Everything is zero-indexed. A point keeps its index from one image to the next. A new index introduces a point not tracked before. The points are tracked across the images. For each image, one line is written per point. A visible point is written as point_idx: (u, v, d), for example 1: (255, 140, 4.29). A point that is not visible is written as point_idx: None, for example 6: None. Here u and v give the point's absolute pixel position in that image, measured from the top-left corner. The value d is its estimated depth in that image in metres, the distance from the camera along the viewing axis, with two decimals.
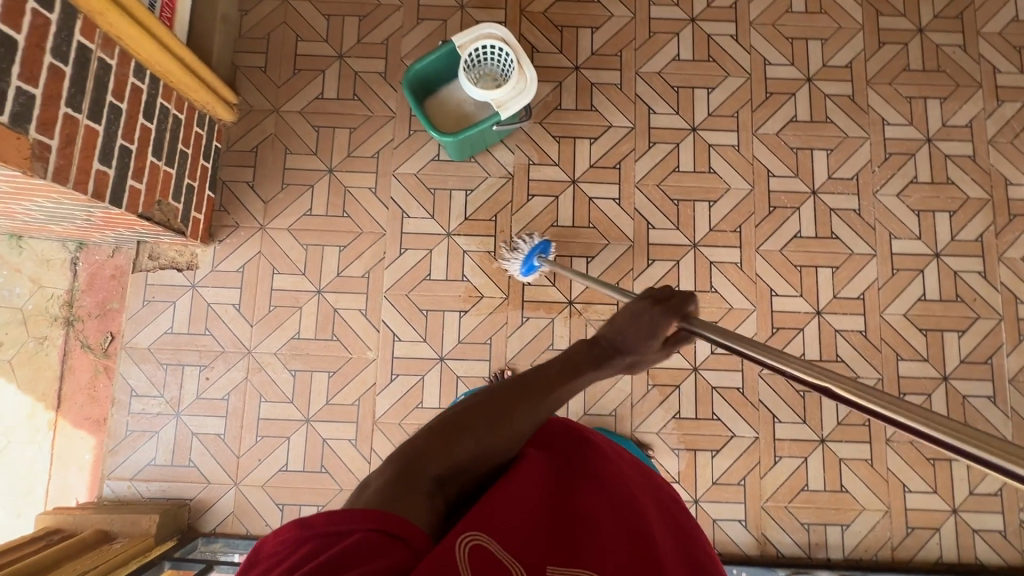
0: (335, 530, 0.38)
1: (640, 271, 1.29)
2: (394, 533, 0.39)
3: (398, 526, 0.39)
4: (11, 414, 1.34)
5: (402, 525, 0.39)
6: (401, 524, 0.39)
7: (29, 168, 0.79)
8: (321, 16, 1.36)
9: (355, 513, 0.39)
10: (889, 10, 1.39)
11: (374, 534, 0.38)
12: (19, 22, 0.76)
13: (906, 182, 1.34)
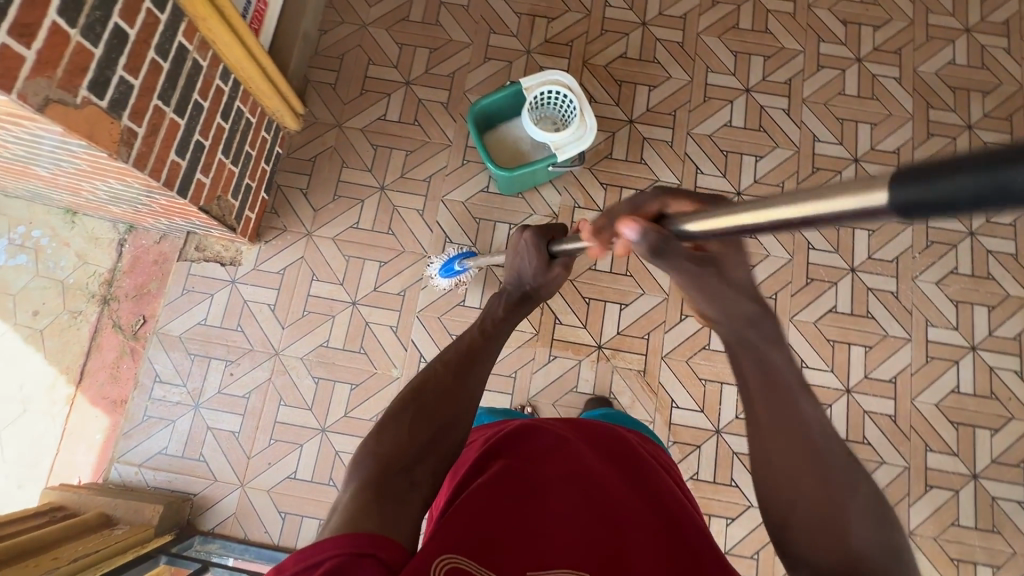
0: (308, 564, 0.41)
1: (672, 325, 1.29)
2: (366, 549, 0.42)
3: (368, 543, 0.43)
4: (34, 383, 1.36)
5: (373, 541, 0.43)
6: (372, 540, 0.43)
7: (115, 152, 0.83)
8: (395, 44, 1.43)
9: (325, 543, 0.42)
10: (940, 105, 1.43)
11: (348, 556, 0.42)
12: (134, 18, 0.82)
13: (946, 271, 1.34)
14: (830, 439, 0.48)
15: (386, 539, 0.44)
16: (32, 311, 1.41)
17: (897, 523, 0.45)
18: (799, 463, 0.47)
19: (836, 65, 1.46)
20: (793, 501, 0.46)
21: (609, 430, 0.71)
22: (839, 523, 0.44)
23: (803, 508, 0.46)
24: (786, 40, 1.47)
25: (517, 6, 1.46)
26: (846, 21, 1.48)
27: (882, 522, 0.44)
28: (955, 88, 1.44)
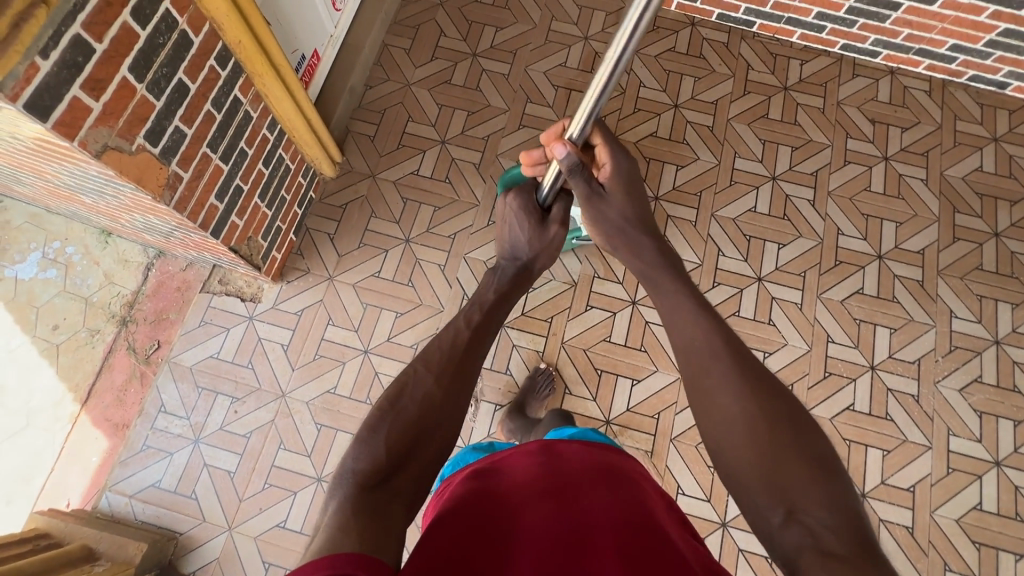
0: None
1: (683, 406, 1.27)
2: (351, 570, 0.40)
3: (352, 565, 0.40)
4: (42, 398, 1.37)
5: (355, 561, 0.41)
6: (355, 561, 0.41)
7: (160, 194, 0.87)
8: (435, 104, 1.50)
9: (305, 567, 0.39)
10: (966, 210, 1.45)
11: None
12: (197, 74, 0.87)
13: (970, 379, 1.31)
14: (754, 375, 0.57)
15: (368, 559, 0.42)
16: (52, 325, 1.43)
17: (819, 434, 0.52)
18: (735, 407, 0.55)
19: (863, 162, 1.48)
20: (732, 445, 0.54)
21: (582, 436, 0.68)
22: (768, 448, 0.52)
23: (740, 446, 0.53)
24: (814, 133, 1.50)
25: (555, 78, 1.53)
26: (874, 121, 1.52)
27: (801, 441, 0.52)
28: (982, 195, 1.46)
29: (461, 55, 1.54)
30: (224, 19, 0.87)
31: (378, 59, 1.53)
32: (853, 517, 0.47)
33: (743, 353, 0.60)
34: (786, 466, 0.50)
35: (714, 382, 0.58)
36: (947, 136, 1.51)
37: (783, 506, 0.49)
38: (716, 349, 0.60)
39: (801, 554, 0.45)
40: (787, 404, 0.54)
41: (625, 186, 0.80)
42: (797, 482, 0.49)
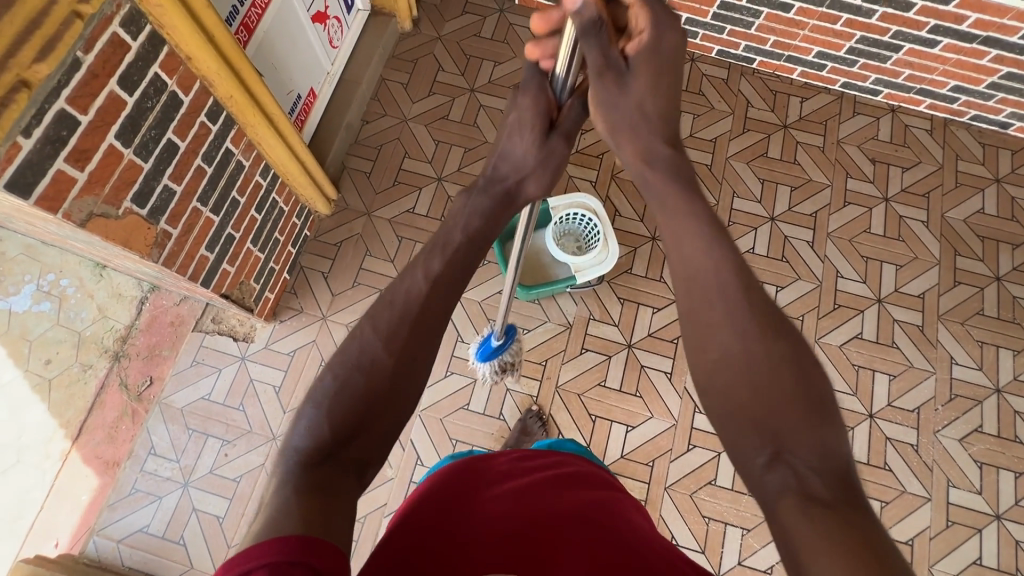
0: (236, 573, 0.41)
1: (678, 454, 1.25)
2: (298, 557, 0.42)
3: (298, 551, 0.43)
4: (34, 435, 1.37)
5: (305, 548, 0.43)
6: (305, 546, 0.43)
7: (147, 253, 0.86)
8: (432, 140, 1.49)
9: (253, 551, 0.42)
10: (967, 253, 1.43)
11: (276, 564, 0.41)
12: (186, 132, 0.86)
13: (970, 428, 1.29)
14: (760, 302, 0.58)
15: (320, 545, 0.44)
16: (46, 359, 1.42)
17: (815, 372, 0.55)
18: (741, 348, 0.55)
19: (863, 203, 1.47)
20: (731, 387, 0.55)
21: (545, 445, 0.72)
22: (771, 390, 0.53)
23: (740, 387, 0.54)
24: (813, 173, 1.49)
25: None
26: (875, 160, 1.51)
27: (799, 386, 0.54)
28: (983, 237, 1.44)
29: (458, 90, 1.53)
30: (215, 76, 0.87)
31: (375, 93, 1.52)
32: (840, 461, 0.51)
33: (752, 288, 0.58)
34: (782, 410, 0.53)
35: (719, 321, 0.57)
36: (949, 177, 1.50)
37: (770, 445, 0.52)
38: (728, 286, 0.58)
39: (785, 497, 0.50)
40: (787, 344, 0.55)
41: (650, 66, 0.66)
42: (789, 427, 0.52)
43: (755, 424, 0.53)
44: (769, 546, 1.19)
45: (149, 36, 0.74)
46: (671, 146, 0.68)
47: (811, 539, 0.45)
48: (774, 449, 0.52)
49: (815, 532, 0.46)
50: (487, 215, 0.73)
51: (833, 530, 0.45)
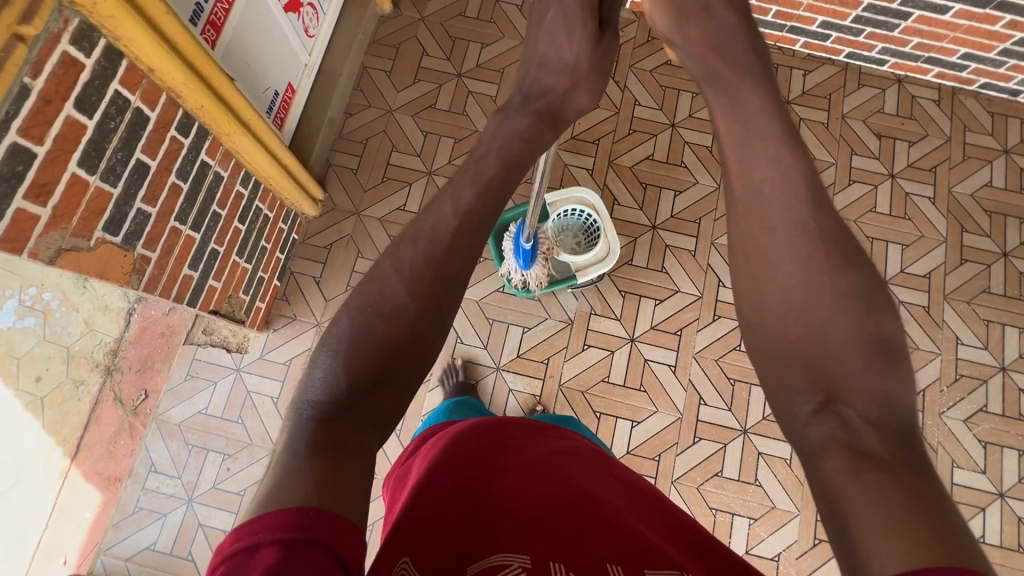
0: (250, 546, 0.38)
1: (684, 447, 1.25)
2: (317, 537, 0.40)
3: (317, 530, 0.40)
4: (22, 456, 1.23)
5: (325, 526, 0.41)
6: (324, 524, 0.41)
7: (126, 281, 0.81)
8: (420, 131, 1.42)
9: (269, 523, 0.40)
10: (974, 229, 1.39)
11: (293, 542, 0.38)
12: (156, 150, 0.80)
13: (975, 408, 1.28)
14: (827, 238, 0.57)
15: (340, 525, 0.41)
16: (34, 378, 1.22)
17: (884, 318, 0.54)
18: (816, 278, 0.56)
19: (869, 180, 1.42)
20: (786, 320, 0.56)
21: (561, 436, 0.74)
22: (842, 323, 0.54)
23: (791, 321, 0.56)
24: (817, 151, 1.44)
25: None
26: (880, 135, 1.45)
27: (867, 324, 0.54)
28: (991, 212, 1.40)
29: (445, 76, 1.46)
30: (183, 87, 0.80)
31: (358, 83, 1.45)
32: (902, 419, 0.50)
33: (825, 222, 0.58)
34: (846, 345, 0.53)
35: (801, 249, 0.57)
36: (956, 149, 1.45)
37: (823, 382, 0.53)
38: (799, 217, 0.57)
39: (829, 449, 0.50)
40: (856, 280, 0.55)
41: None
42: (845, 361, 0.53)
43: (815, 358, 0.54)
44: (777, 535, 1.20)
45: (105, 50, 0.68)
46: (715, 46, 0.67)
47: (859, 484, 0.45)
48: (825, 386, 0.53)
49: (863, 478, 0.45)
50: (527, 132, 0.76)
51: (883, 479, 0.45)
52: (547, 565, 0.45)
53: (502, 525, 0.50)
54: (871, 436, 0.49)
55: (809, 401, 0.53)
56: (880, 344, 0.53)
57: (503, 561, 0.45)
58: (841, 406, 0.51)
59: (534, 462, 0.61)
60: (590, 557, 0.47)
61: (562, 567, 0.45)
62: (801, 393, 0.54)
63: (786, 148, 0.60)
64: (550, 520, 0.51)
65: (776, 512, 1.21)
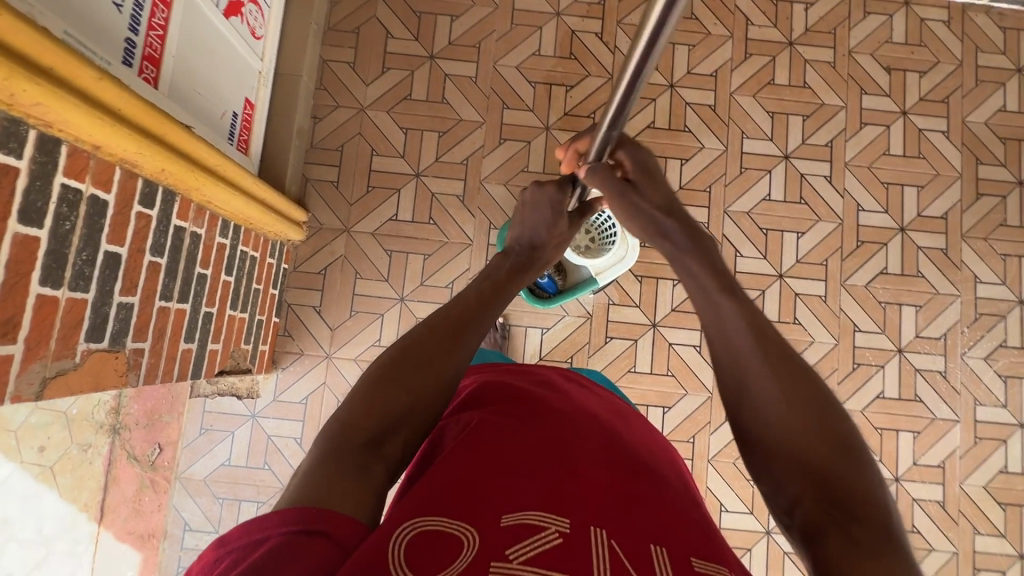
0: (254, 539, 0.41)
1: (717, 425, 1.25)
2: (315, 527, 0.42)
3: (314, 520, 0.43)
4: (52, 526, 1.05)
5: (324, 517, 0.43)
6: (320, 516, 0.43)
7: (123, 382, 0.73)
8: (398, 128, 1.29)
9: (270, 519, 0.42)
10: (989, 159, 1.34)
11: (291, 535, 0.41)
12: (124, 234, 0.70)
13: (994, 345, 1.29)
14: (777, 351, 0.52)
15: (337, 514, 0.44)
16: (38, 447, 0.99)
17: (839, 418, 0.48)
18: (767, 391, 0.50)
19: (880, 121, 1.34)
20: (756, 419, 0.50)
21: (614, 408, 0.69)
22: (802, 431, 0.48)
23: (763, 424, 0.50)
24: (826, 95, 1.35)
25: (531, 73, 1.30)
26: (890, 69, 1.35)
27: (834, 427, 0.47)
28: (1005, 139, 1.34)
29: (416, 60, 1.30)
30: (138, 155, 0.69)
31: (320, 80, 1.29)
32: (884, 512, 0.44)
33: (768, 344, 0.52)
34: (810, 452, 0.47)
35: (747, 370, 0.52)
36: (969, 74, 1.36)
37: (803, 483, 0.47)
38: (738, 343, 0.53)
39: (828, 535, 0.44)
40: (809, 387, 0.49)
41: (648, 177, 0.72)
42: (819, 471, 0.46)
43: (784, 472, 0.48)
44: None
45: (37, 142, 0.56)
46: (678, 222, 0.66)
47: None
48: (803, 493, 0.46)
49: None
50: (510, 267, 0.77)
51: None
52: (589, 530, 0.42)
53: (546, 476, 0.47)
54: (857, 532, 0.43)
55: (790, 507, 0.48)
56: (845, 452, 0.46)
57: (542, 520, 0.42)
58: (821, 507, 0.45)
59: (587, 425, 0.58)
60: (634, 529, 0.43)
61: (603, 534, 0.42)
62: (780, 498, 0.48)
63: (720, 288, 0.57)
64: (595, 479, 0.48)
65: None
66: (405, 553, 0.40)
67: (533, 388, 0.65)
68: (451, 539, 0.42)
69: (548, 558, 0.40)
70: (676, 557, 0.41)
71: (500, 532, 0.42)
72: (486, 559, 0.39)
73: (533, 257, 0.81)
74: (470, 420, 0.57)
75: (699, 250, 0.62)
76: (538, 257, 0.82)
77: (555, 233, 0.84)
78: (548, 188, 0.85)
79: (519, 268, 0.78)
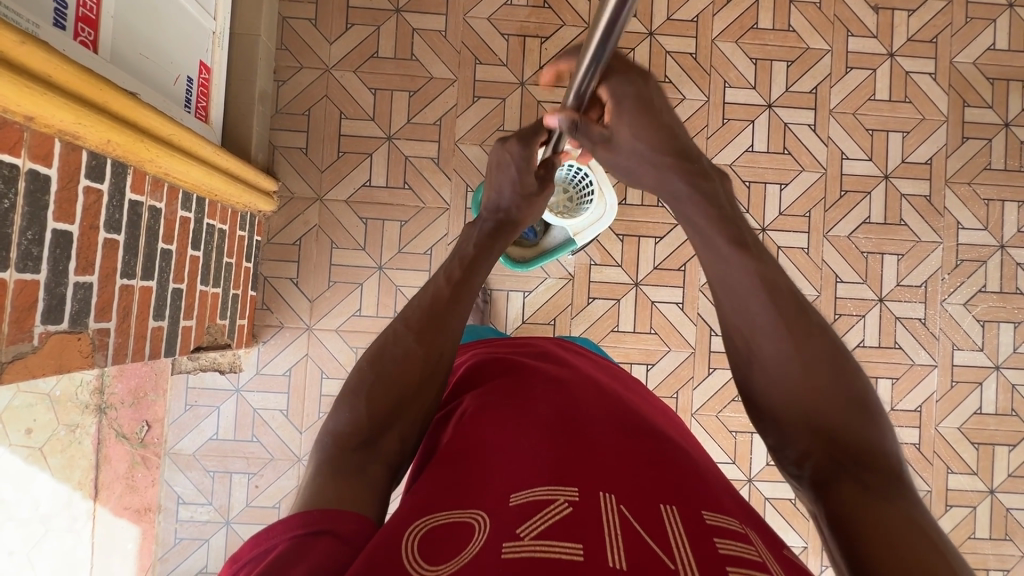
0: (264, 548, 0.41)
1: (700, 380, 1.27)
2: (319, 528, 0.42)
3: (319, 521, 0.42)
4: (47, 504, 1.06)
5: (327, 517, 0.43)
6: (324, 517, 0.43)
7: (90, 364, 0.72)
8: (367, 89, 1.23)
9: (277, 526, 0.42)
10: (976, 101, 1.30)
11: (297, 538, 0.41)
12: (72, 211, 0.67)
13: (974, 290, 1.30)
14: (795, 312, 0.51)
15: (339, 512, 0.44)
16: (24, 429, 1.01)
17: (857, 376, 0.50)
18: (779, 351, 0.51)
19: (867, 64, 1.30)
20: (781, 379, 0.50)
21: (615, 375, 0.69)
22: (817, 386, 0.49)
23: (779, 386, 0.51)
24: (811, 39, 1.29)
25: (502, 24, 1.24)
26: (878, 8, 1.30)
27: (847, 380, 0.49)
28: (993, 79, 1.30)
29: (381, 15, 1.23)
30: (77, 126, 0.65)
31: (281, 39, 1.22)
32: (893, 460, 0.47)
33: (783, 302, 0.51)
34: (824, 406, 0.49)
35: (759, 330, 0.52)
36: (959, 12, 1.30)
37: (815, 433, 0.49)
38: (752, 314, 0.52)
39: (840, 483, 0.46)
40: (823, 346, 0.50)
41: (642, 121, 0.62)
42: (832, 422, 0.48)
43: (789, 426, 0.50)
44: None
45: None
46: (681, 168, 0.61)
47: (872, 523, 0.43)
48: (813, 441, 0.49)
49: (875, 521, 0.43)
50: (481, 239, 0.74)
51: (890, 520, 0.42)
52: (597, 497, 0.41)
53: (551, 448, 0.46)
54: (870, 480, 0.45)
55: (798, 459, 0.50)
56: (854, 405, 0.48)
57: (550, 493, 0.41)
58: (828, 457, 0.48)
59: (591, 395, 0.57)
60: (644, 494, 0.42)
61: (612, 500, 0.41)
62: (787, 452, 0.51)
63: (732, 243, 0.55)
64: (602, 448, 0.47)
65: None
66: (418, 544, 0.40)
67: (531, 363, 0.64)
68: (463, 528, 0.41)
69: (559, 527, 0.38)
70: (685, 510, 0.41)
71: (510, 511, 0.41)
72: (497, 538, 0.38)
73: (506, 219, 0.78)
74: (472, 406, 0.56)
75: (707, 201, 0.58)
76: (514, 219, 0.79)
77: (529, 194, 0.79)
78: (512, 144, 0.78)
79: (490, 237, 0.75)
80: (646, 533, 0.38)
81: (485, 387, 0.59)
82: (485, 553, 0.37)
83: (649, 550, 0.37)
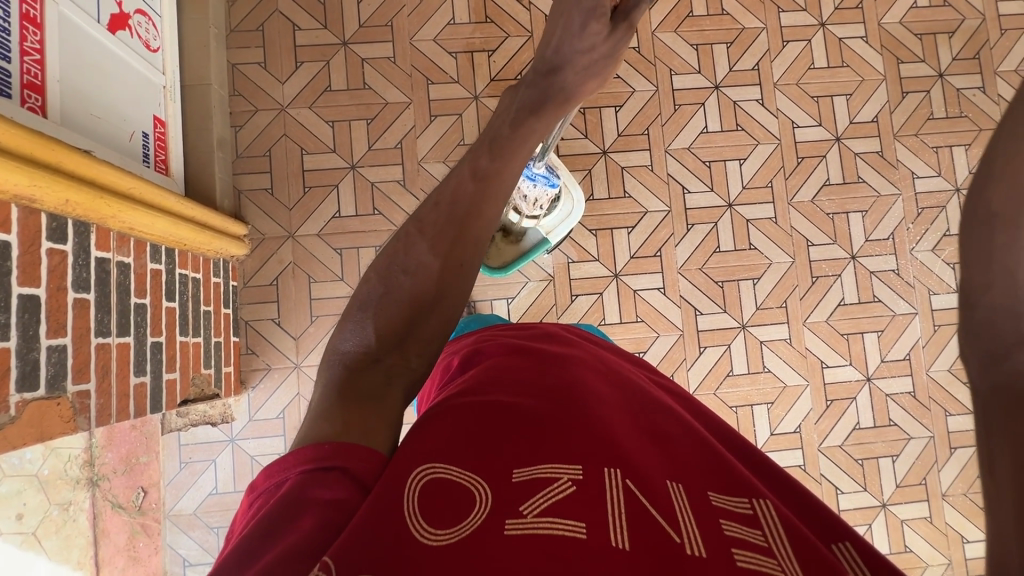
0: (276, 481, 0.41)
1: (693, 361, 1.28)
2: (330, 463, 0.41)
3: (330, 457, 0.41)
4: None
5: (338, 452, 0.41)
6: (338, 451, 0.41)
7: (74, 428, 0.70)
8: (324, 123, 1.24)
9: (288, 459, 0.42)
10: (908, 56, 1.36)
11: (308, 473, 0.40)
12: (37, 275, 0.66)
13: (940, 236, 1.33)
14: None
15: (351, 447, 0.42)
16: (15, 515, 0.95)
17: None
18: None
19: (801, 36, 1.35)
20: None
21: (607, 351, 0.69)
22: None
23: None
24: (745, 19, 1.35)
25: (449, 43, 1.26)
26: None
27: None
28: (921, 35, 1.36)
29: (330, 49, 1.25)
30: (32, 188, 0.64)
31: (234, 85, 1.24)
32: None
33: None
34: None
35: None
36: None
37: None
38: None
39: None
40: None
41: None
42: None
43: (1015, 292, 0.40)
44: (793, 410, 1.29)
45: None
46: None
47: None
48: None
49: None
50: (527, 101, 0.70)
51: None
52: (602, 474, 0.41)
53: (557, 422, 0.46)
54: None
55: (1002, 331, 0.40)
56: None
57: (554, 470, 0.41)
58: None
59: (590, 372, 0.57)
60: (649, 469, 0.42)
61: (616, 474, 0.41)
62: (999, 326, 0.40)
63: None
64: (607, 421, 0.47)
65: (789, 390, 1.29)
66: (418, 499, 0.38)
67: (527, 345, 0.63)
68: (462, 487, 0.40)
69: (562, 506, 0.38)
70: (690, 487, 0.41)
71: (512, 485, 0.40)
72: (500, 514, 0.38)
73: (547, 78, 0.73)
74: (476, 378, 0.55)
75: None
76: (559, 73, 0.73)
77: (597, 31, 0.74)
78: None
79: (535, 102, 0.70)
80: (651, 509, 0.39)
81: (484, 366, 0.58)
82: (488, 530, 0.37)
83: (655, 528, 0.38)
